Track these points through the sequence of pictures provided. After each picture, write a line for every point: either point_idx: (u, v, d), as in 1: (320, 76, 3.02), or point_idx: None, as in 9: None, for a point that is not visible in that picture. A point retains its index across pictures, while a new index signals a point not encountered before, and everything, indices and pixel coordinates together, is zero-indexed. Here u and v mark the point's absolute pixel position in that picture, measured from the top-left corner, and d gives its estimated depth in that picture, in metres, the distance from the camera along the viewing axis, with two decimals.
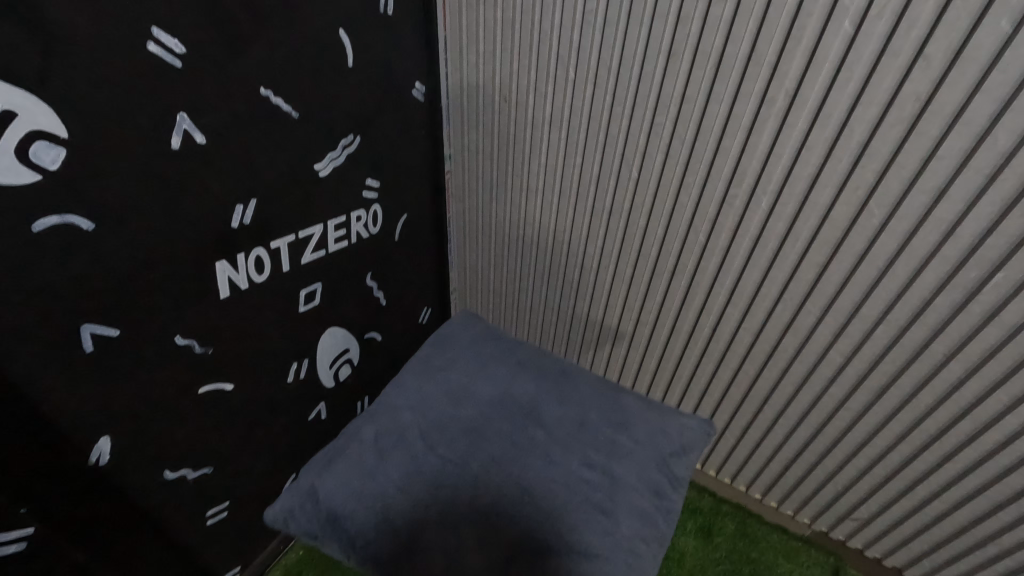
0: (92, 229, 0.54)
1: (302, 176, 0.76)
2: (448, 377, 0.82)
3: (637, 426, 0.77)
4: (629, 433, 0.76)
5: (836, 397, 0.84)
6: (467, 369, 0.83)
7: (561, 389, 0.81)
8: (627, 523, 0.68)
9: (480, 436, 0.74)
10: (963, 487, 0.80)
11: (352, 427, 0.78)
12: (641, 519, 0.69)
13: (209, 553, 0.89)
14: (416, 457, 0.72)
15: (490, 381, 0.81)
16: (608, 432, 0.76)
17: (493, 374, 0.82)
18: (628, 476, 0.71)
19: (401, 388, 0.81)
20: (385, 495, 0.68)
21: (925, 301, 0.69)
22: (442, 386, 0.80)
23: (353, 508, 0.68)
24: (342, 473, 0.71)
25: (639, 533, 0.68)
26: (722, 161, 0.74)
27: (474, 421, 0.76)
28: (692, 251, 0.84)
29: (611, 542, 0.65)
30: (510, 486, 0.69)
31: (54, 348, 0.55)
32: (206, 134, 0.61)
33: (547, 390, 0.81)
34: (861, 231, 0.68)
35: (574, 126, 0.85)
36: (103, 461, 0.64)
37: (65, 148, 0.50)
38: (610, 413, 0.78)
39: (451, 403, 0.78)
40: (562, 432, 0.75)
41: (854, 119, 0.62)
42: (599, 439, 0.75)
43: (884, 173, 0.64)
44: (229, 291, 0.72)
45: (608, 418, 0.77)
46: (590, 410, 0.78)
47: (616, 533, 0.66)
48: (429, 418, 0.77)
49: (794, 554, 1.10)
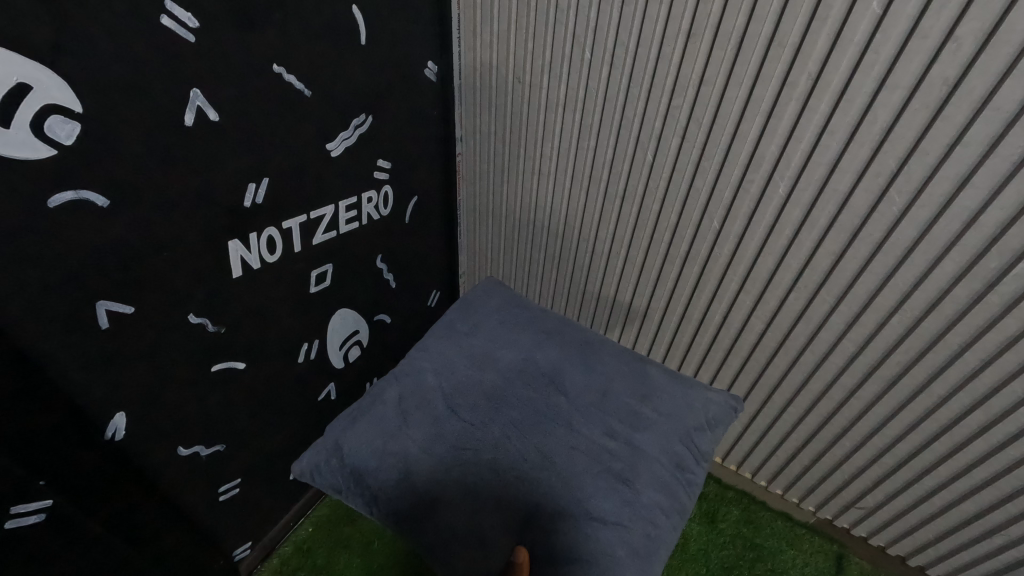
0: (107, 205, 0.54)
1: (314, 156, 0.75)
2: (473, 344, 0.83)
3: (661, 399, 0.77)
4: (653, 405, 0.76)
5: (847, 386, 0.84)
6: (492, 336, 0.84)
7: (585, 358, 0.81)
8: (647, 492, 0.68)
9: (503, 403, 0.74)
10: (972, 479, 0.79)
11: (377, 388, 0.79)
12: (661, 490, 0.69)
13: (222, 528, 0.91)
14: (439, 419, 0.73)
15: (513, 350, 0.81)
16: (632, 403, 0.75)
17: (517, 341, 0.83)
18: (650, 447, 0.71)
19: (426, 353, 0.82)
20: (408, 455, 0.69)
21: (942, 291, 0.68)
22: (467, 352, 0.81)
23: (376, 465, 0.69)
24: (366, 432, 0.72)
25: (658, 503, 0.68)
26: (740, 145, 0.72)
27: (497, 387, 0.76)
28: (706, 237, 0.83)
29: (630, 510, 0.66)
30: (531, 451, 0.69)
31: (70, 324, 0.55)
32: (219, 112, 0.61)
33: (572, 360, 0.80)
34: (880, 219, 0.67)
35: (590, 107, 0.84)
36: (119, 436, 0.65)
37: (80, 123, 0.49)
38: (634, 385, 0.78)
39: (475, 368, 0.79)
40: (585, 401, 0.75)
41: (878, 103, 0.61)
42: (622, 409, 0.75)
43: (907, 159, 0.62)
44: (242, 270, 0.72)
45: (631, 390, 0.77)
46: (614, 380, 0.78)
47: (636, 502, 0.67)
48: (453, 381, 0.77)
49: (798, 541, 1.11)
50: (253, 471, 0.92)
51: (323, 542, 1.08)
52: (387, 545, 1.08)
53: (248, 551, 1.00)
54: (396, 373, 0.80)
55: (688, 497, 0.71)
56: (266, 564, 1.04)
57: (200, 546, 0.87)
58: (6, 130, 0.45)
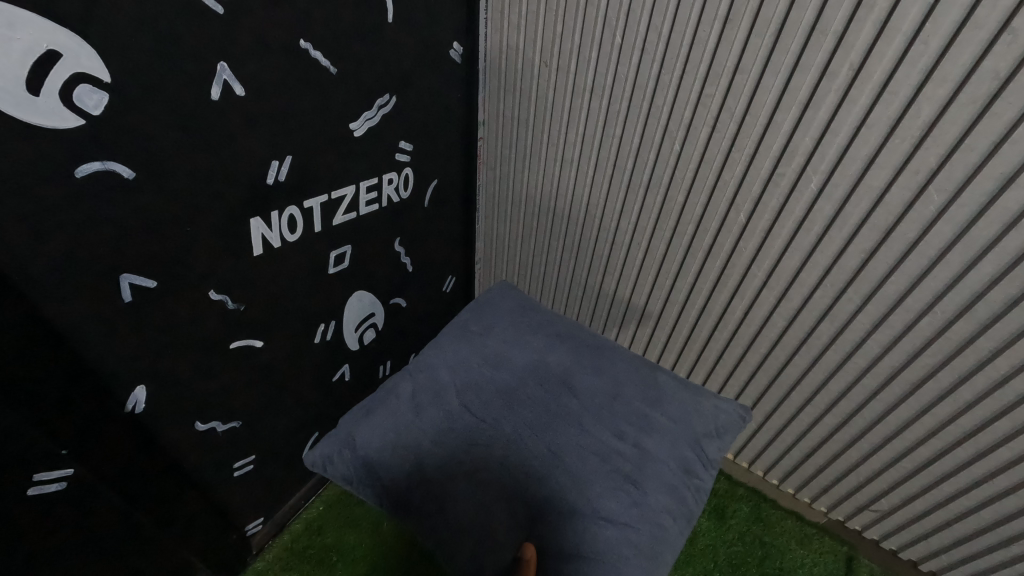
0: (133, 177, 0.54)
1: (337, 135, 0.75)
2: (486, 342, 0.82)
3: (671, 404, 0.76)
4: (664, 410, 0.75)
5: (868, 387, 0.83)
6: (505, 335, 0.83)
7: (597, 361, 0.80)
8: (655, 496, 0.67)
9: (515, 401, 0.74)
10: (991, 487, 0.78)
11: (391, 382, 0.79)
12: (670, 494, 0.68)
13: (235, 504, 0.92)
14: (451, 413, 0.72)
15: (526, 350, 0.81)
16: (642, 407, 0.75)
17: (530, 342, 0.82)
18: (659, 451, 0.71)
19: (438, 350, 0.82)
20: (419, 448, 0.69)
21: (976, 295, 0.66)
22: (480, 350, 0.81)
23: (388, 457, 0.69)
24: (379, 424, 0.72)
25: (666, 507, 0.67)
26: (773, 136, 0.70)
27: (509, 386, 0.76)
28: (730, 231, 0.82)
29: (637, 512, 0.65)
30: (541, 450, 0.69)
31: (95, 294, 0.55)
32: (245, 86, 0.60)
33: (585, 362, 0.79)
34: (915, 218, 0.65)
35: (617, 94, 0.82)
36: (138, 408, 0.66)
37: (108, 93, 0.49)
38: (645, 389, 0.77)
39: (488, 366, 0.78)
40: (596, 403, 0.74)
41: (922, 97, 0.58)
42: (633, 412, 0.74)
43: (950, 156, 0.60)
44: (263, 248, 0.72)
45: (642, 394, 0.76)
46: (626, 384, 0.77)
47: (643, 504, 0.66)
48: (466, 379, 0.77)
49: (807, 540, 1.10)
50: (267, 449, 0.92)
51: (332, 521, 1.09)
52: (394, 527, 1.09)
53: (260, 526, 1.02)
54: (410, 369, 0.80)
55: (696, 502, 0.71)
56: (277, 540, 1.06)
57: (215, 520, 0.88)
58: (36, 97, 0.45)
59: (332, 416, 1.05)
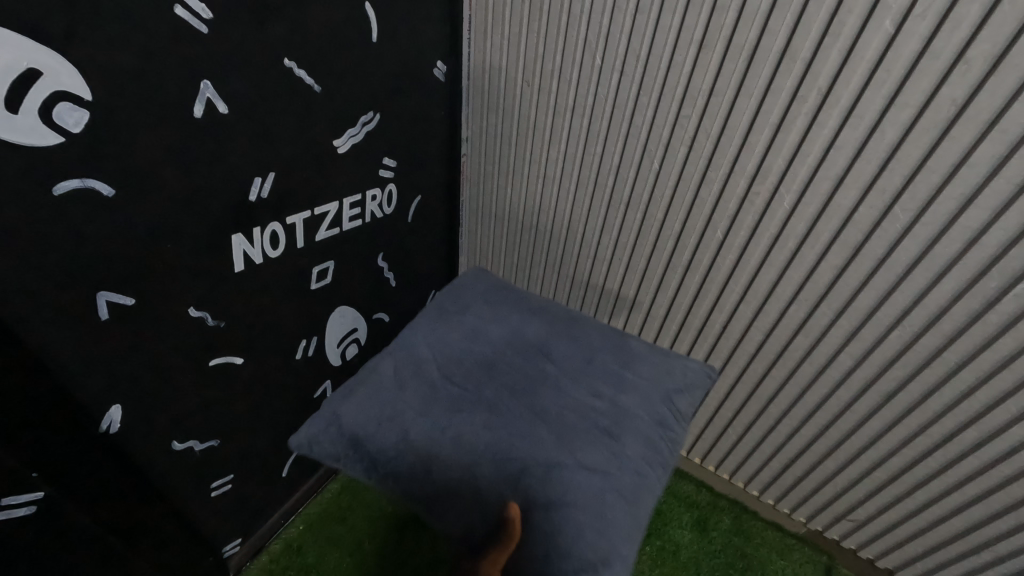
0: (112, 195, 0.53)
1: (320, 152, 0.75)
2: (463, 318, 0.82)
3: (643, 364, 0.77)
4: (635, 368, 0.76)
5: (842, 399, 0.85)
6: (482, 311, 0.84)
7: (568, 328, 0.81)
8: (633, 446, 0.68)
9: (493, 370, 0.75)
10: (961, 495, 0.80)
11: (372, 361, 0.79)
12: (646, 445, 0.69)
13: (212, 524, 0.90)
14: (434, 386, 0.72)
15: (502, 323, 0.81)
16: (614, 367, 0.76)
17: (506, 313, 0.83)
18: (633, 406, 0.71)
19: (418, 328, 0.82)
20: (404, 419, 0.69)
21: (941, 309, 0.69)
22: (458, 326, 0.81)
23: (374, 430, 0.69)
24: (363, 400, 0.72)
25: (645, 456, 0.68)
26: (747, 156, 0.73)
27: (489, 356, 0.77)
28: (708, 247, 0.84)
29: (616, 463, 0.66)
30: (524, 412, 0.69)
31: (70, 313, 0.54)
32: (229, 104, 0.60)
33: (557, 330, 0.81)
34: (883, 235, 0.68)
35: (597, 114, 0.84)
36: (113, 428, 0.64)
37: (88, 111, 0.49)
38: (619, 353, 0.78)
39: (466, 341, 0.79)
40: (568, 366, 0.75)
41: (886, 121, 0.61)
42: (605, 372, 0.75)
43: (913, 177, 0.63)
44: (244, 264, 0.71)
45: (612, 355, 0.77)
46: (599, 348, 0.78)
47: (623, 455, 0.67)
48: (447, 353, 0.77)
49: (788, 551, 1.11)
50: (245, 468, 0.91)
51: (313, 540, 1.07)
52: (378, 546, 1.07)
53: (237, 547, 0.99)
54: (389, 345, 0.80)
55: (673, 454, 0.71)
56: (255, 562, 1.03)
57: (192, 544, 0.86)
58: (14, 115, 0.44)
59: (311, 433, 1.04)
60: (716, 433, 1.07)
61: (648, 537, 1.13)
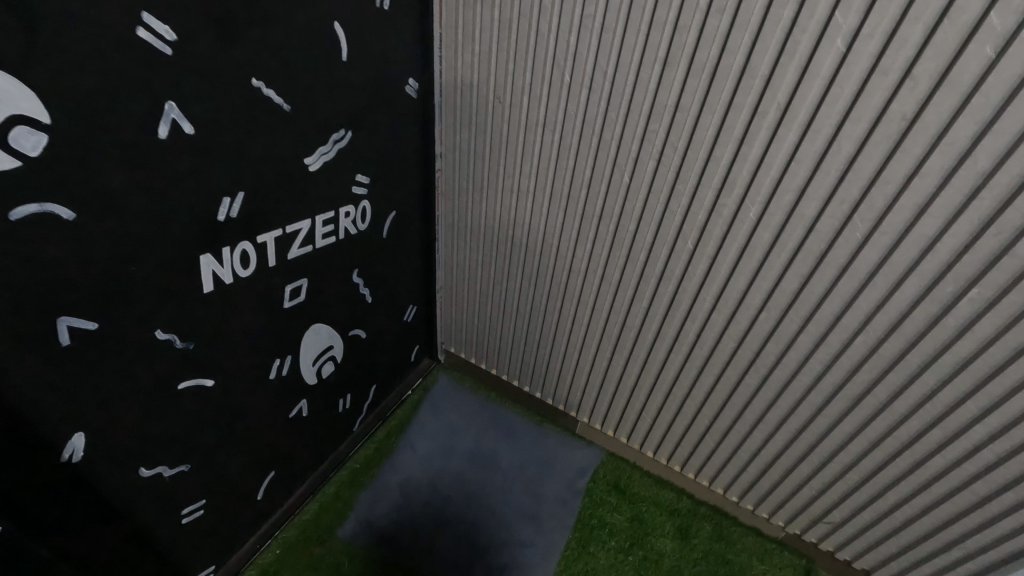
0: (72, 218, 0.52)
1: (291, 170, 0.74)
2: (444, 439, 1.28)
3: (554, 459, 1.26)
4: (549, 460, 1.26)
5: (814, 403, 0.87)
6: (455, 423, 1.32)
7: (509, 431, 1.31)
8: (548, 531, 1.14)
9: (465, 467, 1.23)
10: (931, 493, 0.83)
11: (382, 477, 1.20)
12: (556, 508, 1.17)
13: (184, 553, 0.87)
14: (429, 484, 1.20)
15: (469, 435, 1.30)
16: (537, 464, 1.25)
17: (474, 436, 1.29)
18: (547, 477, 1.23)
19: (410, 455, 1.24)
20: (411, 519, 1.14)
21: (902, 314, 0.71)
22: (439, 446, 1.27)
23: (388, 539, 1.10)
24: (381, 506, 1.15)
25: (555, 525, 1.15)
26: (713, 170, 0.75)
27: (462, 455, 1.26)
28: (679, 258, 0.85)
29: (537, 534, 1.13)
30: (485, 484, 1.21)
31: (28, 339, 0.53)
32: (194, 124, 0.59)
33: (502, 441, 1.29)
34: (844, 244, 0.70)
35: (568, 130, 0.85)
36: (76, 457, 0.62)
37: (47, 134, 0.48)
38: (541, 457, 1.27)
39: (445, 459, 1.24)
40: (507, 458, 1.25)
41: (842, 134, 0.64)
42: (529, 462, 1.25)
43: (869, 188, 0.66)
44: (214, 285, 0.70)
45: (535, 446, 1.28)
46: (528, 450, 1.28)
47: (540, 525, 1.15)
48: (435, 462, 1.24)
49: (768, 556, 1.12)
50: (217, 493, 0.88)
51: (291, 565, 1.05)
52: (357, 568, 1.05)
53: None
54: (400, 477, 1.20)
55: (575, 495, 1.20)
56: None
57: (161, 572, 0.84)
58: None
59: (286, 454, 1.02)
60: (694, 441, 1.08)
61: (630, 547, 1.12)
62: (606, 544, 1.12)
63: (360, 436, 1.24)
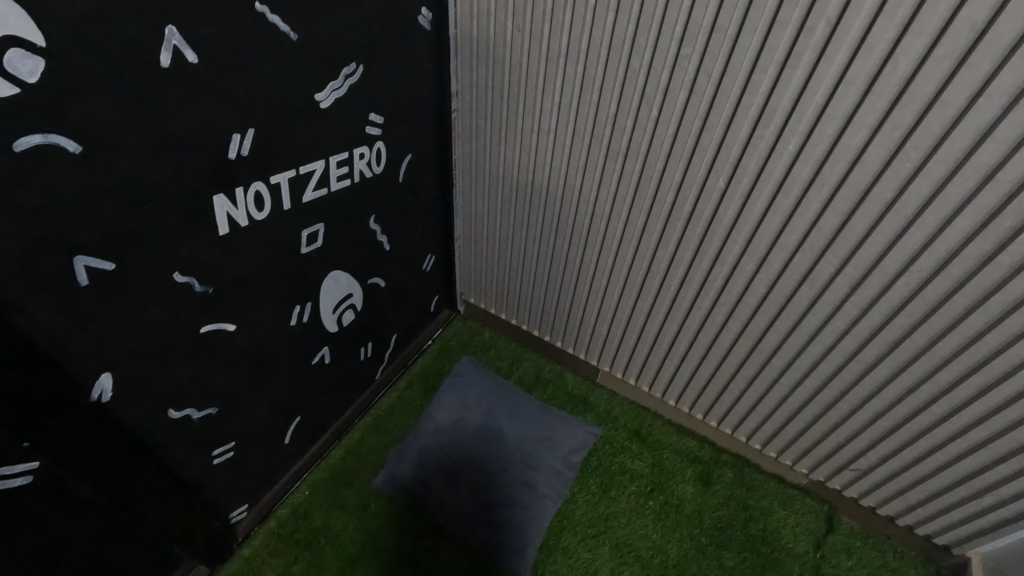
0: (79, 152, 0.50)
1: (302, 106, 0.71)
2: (453, 409, 1.18)
3: (558, 435, 1.15)
4: (553, 436, 1.15)
5: (848, 348, 0.83)
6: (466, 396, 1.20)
7: (518, 406, 1.19)
8: (536, 511, 1.06)
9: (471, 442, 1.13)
10: (966, 440, 0.80)
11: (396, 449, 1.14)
12: (551, 488, 1.10)
13: (218, 491, 0.91)
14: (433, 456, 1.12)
15: (478, 407, 1.18)
16: (539, 438, 1.14)
17: (484, 424, 1.16)
18: (550, 455, 1.13)
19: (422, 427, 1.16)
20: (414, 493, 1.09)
21: (952, 252, 0.67)
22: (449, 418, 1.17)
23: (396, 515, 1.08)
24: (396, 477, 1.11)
25: (544, 504, 1.08)
26: (751, 98, 0.69)
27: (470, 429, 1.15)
28: (710, 197, 0.81)
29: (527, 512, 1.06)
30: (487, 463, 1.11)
31: (47, 278, 0.52)
32: (198, 53, 0.56)
33: (511, 415, 1.17)
34: (893, 176, 0.65)
35: (592, 59, 0.79)
36: (105, 397, 0.63)
37: (43, 58, 0.45)
38: (546, 426, 1.17)
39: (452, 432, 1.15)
40: (515, 433, 1.14)
41: (900, 51, 0.57)
42: (533, 436, 1.14)
43: (927, 112, 0.60)
44: (229, 227, 0.69)
45: (540, 422, 1.17)
46: (533, 420, 1.17)
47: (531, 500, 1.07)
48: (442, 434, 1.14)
49: (789, 502, 1.12)
50: (246, 435, 0.91)
51: (320, 504, 1.08)
52: (384, 511, 1.08)
53: (244, 513, 1.00)
54: (419, 454, 1.12)
55: (565, 476, 1.12)
56: (263, 526, 1.04)
57: (196, 508, 0.87)
58: None
59: (311, 399, 1.03)
60: (718, 388, 1.07)
61: (650, 492, 1.13)
62: (626, 489, 1.13)
63: (383, 384, 1.25)
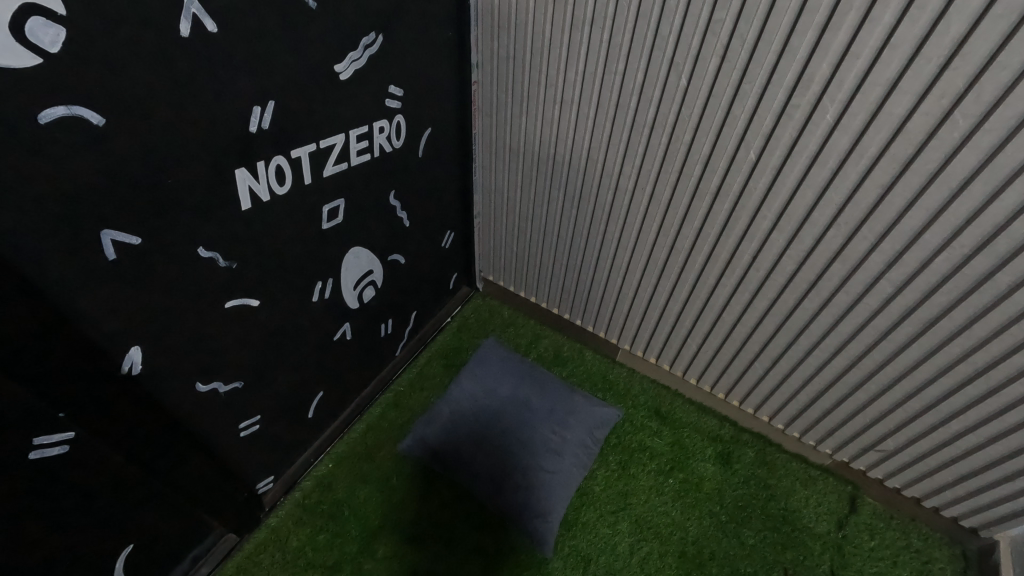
0: (102, 125, 0.50)
1: (321, 78, 0.70)
2: (477, 386, 1.18)
3: (580, 415, 1.15)
4: (575, 415, 1.15)
5: (879, 327, 0.81)
6: (490, 374, 1.20)
7: (542, 385, 1.19)
8: (558, 489, 1.06)
9: (495, 417, 1.13)
10: (1001, 423, 0.78)
11: (420, 423, 1.16)
12: (573, 467, 1.09)
13: (244, 462, 0.93)
14: (456, 430, 1.12)
15: (502, 383, 1.18)
16: (562, 417, 1.14)
17: (507, 401, 1.16)
18: (573, 435, 1.12)
19: (446, 403, 1.17)
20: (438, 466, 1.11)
21: (998, 227, 0.63)
22: (472, 394, 1.17)
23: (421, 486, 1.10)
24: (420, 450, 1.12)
25: (566, 483, 1.07)
26: (788, 63, 0.65)
27: (493, 405, 1.15)
28: (740, 170, 0.78)
29: (550, 491, 1.06)
30: (511, 439, 1.11)
31: (76, 253, 0.53)
32: (217, 22, 0.55)
33: (535, 395, 1.17)
34: (938, 146, 0.62)
35: (619, 26, 0.76)
36: (135, 369, 0.64)
37: (65, 28, 0.45)
38: (569, 405, 1.16)
39: (475, 407, 1.15)
40: (539, 412, 1.14)
41: (953, 11, 0.54)
42: (556, 416, 1.14)
43: (979, 77, 0.56)
44: (252, 202, 0.68)
45: (564, 402, 1.17)
46: (557, 400, 1.16)
47: (553, 479, 1.07)
48: (465, 409, 1.15)
49: (812, 482, 1.11)
50: (271, 408, 0.92)
51: (344, 477, 1.10)
52: (405, 485, 1.10)
53: (270, 484, 1.04)
54: (441, 429, 1.13)
55: (587, 456, 1.12)
56: (289, 497, 1.07)
57: (224, 478, 0.89)
58: None
59: (332, 374, 1.04)
60: (741, 366, 1.05)
61: (670, 470, 1.13)
62: (646, 467, 1.13)
63: (403, 360, 1.26)
